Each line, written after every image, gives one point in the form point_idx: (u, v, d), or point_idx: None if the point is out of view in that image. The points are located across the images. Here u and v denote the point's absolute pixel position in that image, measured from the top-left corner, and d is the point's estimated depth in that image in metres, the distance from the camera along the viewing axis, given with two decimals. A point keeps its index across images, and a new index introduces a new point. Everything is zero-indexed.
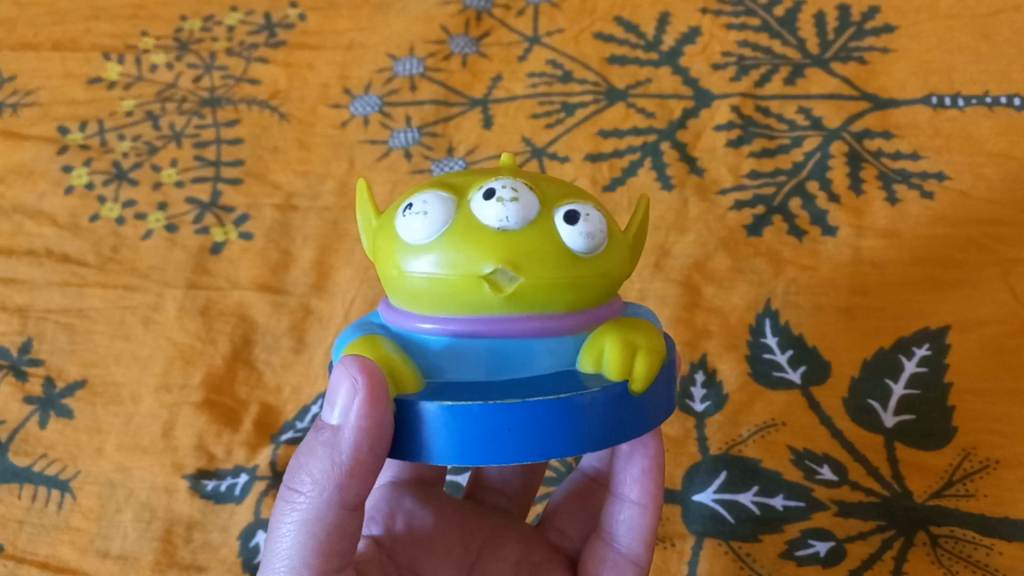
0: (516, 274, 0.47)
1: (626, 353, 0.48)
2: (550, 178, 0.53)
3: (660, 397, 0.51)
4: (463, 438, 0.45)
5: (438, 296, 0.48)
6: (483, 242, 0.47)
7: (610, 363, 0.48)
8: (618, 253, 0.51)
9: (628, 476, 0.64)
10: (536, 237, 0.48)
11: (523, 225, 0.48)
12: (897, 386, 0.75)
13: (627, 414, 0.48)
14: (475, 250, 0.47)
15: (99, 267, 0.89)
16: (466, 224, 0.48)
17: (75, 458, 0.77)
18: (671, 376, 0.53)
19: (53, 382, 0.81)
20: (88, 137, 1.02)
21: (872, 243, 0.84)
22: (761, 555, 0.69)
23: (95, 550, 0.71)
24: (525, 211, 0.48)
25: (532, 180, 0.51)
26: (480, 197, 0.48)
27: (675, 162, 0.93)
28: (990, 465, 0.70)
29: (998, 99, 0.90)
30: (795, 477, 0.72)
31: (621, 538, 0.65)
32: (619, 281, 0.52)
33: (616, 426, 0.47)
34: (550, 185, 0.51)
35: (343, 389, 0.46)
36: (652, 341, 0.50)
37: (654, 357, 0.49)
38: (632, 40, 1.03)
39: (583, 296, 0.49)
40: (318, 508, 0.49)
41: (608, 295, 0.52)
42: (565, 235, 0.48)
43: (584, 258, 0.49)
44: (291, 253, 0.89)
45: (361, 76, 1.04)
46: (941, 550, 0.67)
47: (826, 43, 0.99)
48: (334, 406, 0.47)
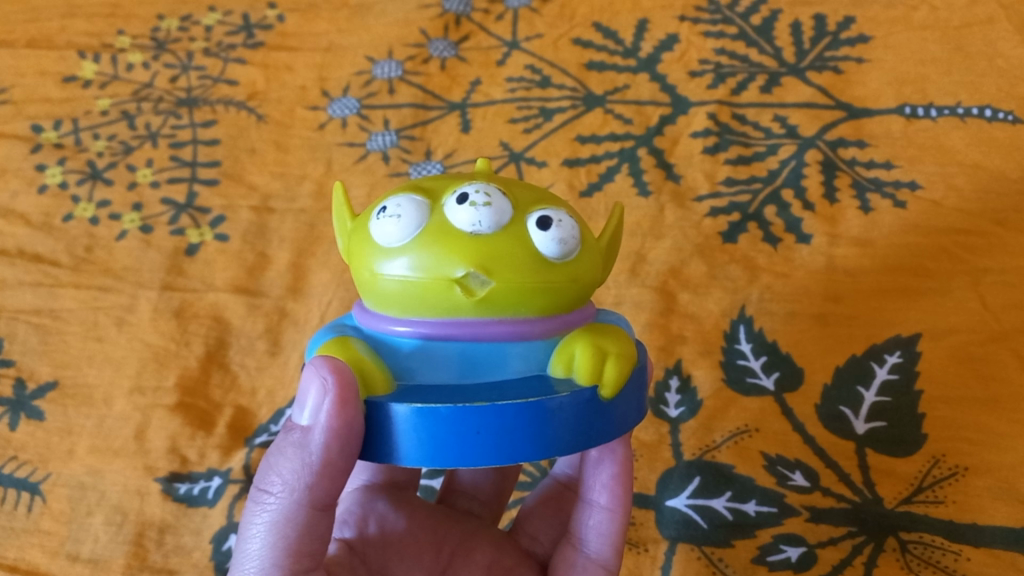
0: (487, 278, 0.47)
1: (596, 357, 0.49)
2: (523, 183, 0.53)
3: (630, 403, 0.51)
4: (432, 441, 0.45)
5: (410, 299, 0.48)
6: (456, 246, 0.47)
7: (581, 367, 0.48)
8: (589, 259, 0.51)
9: (597, 482, 0.64)
10: (508, 241, 0.48)
11: (496, 229, 0.48)
12: (868, 393, 0.76)
13: (596, 419, 0.48)
14: (449, 253, 0.47)
15: (72, 268, 0.88)
16: (439, 229, 0.48)
17: (45, 461, 0.76)
18: (641, 383, 0.53)
19: (24, 383, 0.81)
20: (62, 136, 1.01)
21: (845, 251, 0.85)
22: (733, 560, 0.70)
23: (65, 554, 0.71)
24: (497, 215, 0.48)
25: (505, 185, 0.51)
26: (453, 201, 0.49)
27: (652, 169, 0.93)
28: (958, 471, 0.70)
29: (970, 110, 0.91)
30: (768, 483, 0.73)
31: (590, 543, 0.65)
32: (590, 287, 0.52)
33: (585, 431, 0.47)
34: (524, 190, 0.51)
35: (312, 390, 0.46)
36: (622, 348, 0.50)
37: (624, 364, 0.49)
38: (611, 46, 1.03)
39: (555, 302, 0.49)
40: (288, 509, 0.48)
41: (579, 301, 0.52)
42: (538, 240, 0.48)
43: (556, 263, 0.49)
44: (267, 255, 0.89)
45: (339, 79, 1.03)
46: (910, 556, 0.68)
47: (802, 52, 1.00)
48: (304, 407, 0.47)
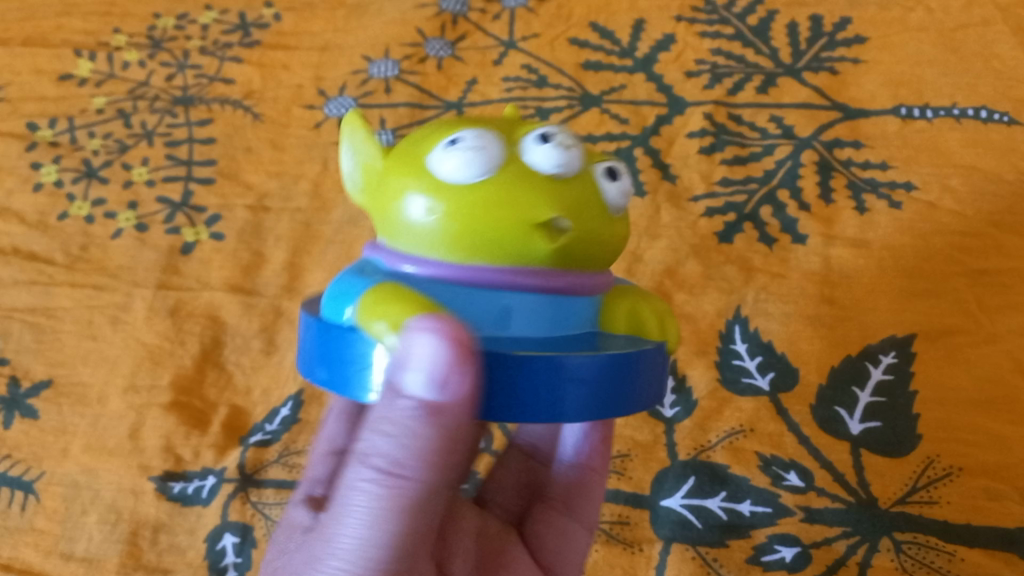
0: (569, 224, 0.47)
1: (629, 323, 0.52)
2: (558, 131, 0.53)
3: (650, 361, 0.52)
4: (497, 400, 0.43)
5: (484, 241, 0.46)
6: (542, 188, 0.46)
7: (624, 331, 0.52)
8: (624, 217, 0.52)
9: (587, 444, 0.69)
10: (581, 187, 0.48)
11: (571, 174, 0.47)
12: (863, 393, 0.76)
13: (642, 374, 0.47)
14: (531, 195, 0.46)
15: (67, 266, 0.88)
16: (519, 169, 0.46)
17: (40, 459, 0.77)
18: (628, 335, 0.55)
19: (18, 382, 0.82)
20: (58, 135, 1.01)
21: (841, 251, 0.85)
22: (728, 559, 0.71)
23: (60, 552, 0.73)
24: (576, 160, 0.47)
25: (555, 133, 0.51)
26: (529, 142, 0.47)
27: (648, 169, 0.93)
28: (953, 471, 0.71)
29: (965, 111, 0.91)
30: (763, 483, 0.73)
31: (578, 507, 0.69)
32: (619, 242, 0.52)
33: (635, 396, 0.47)
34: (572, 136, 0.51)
35: (418, 352, 0.41)
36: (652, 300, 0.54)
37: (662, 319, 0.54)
38: (607, 46, 1.03)
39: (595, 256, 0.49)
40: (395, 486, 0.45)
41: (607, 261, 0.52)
42: (608, 189, 0.49)
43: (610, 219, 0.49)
44: (263, 254, 0.88)
45: (335, 78, 1.03)
46: (904, 557, 0.69)
47: (799, 53, 1.00)
48: (404, 378, 0.42)
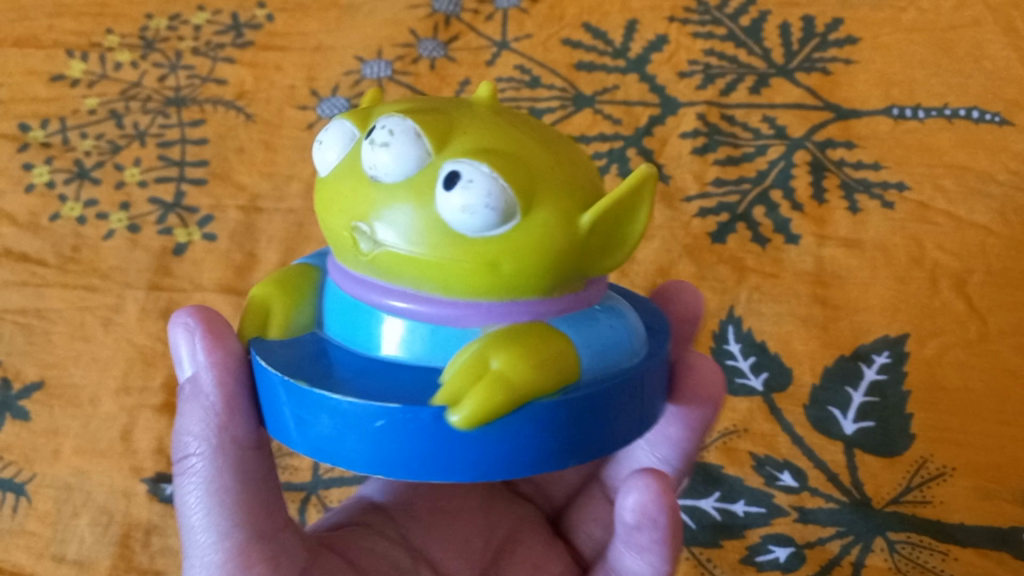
0: (375, 234, 0.43)
1: (480, 367, 0.41)
2: (554, 156, 0.45)
3: (566, 429, 0.43)
4: (341, 435, 0.42)
5: (341, 244, 0.46)
6: (363, 197, 0.44)
7: (455, 380, 0.41)
8: (530, 247, 0.43)
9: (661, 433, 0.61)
10: (407, 191, 0.43)
11: (401, 175, 0.43)
12: (856, 393, 0.76)
13: (471, 443, 0.41)
14: (343, 204, 0.45)
15: (59, 267, 0.88)
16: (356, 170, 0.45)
17: (31, 462, 0.76)
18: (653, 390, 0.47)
19: (9, 383, 0.81)
20: (49, 135, 1.00)
21: (833, 251, 0.85)
22: (722, 560, 0.70)
23: (51, 555, 0.71)
24: (397, 158, 0.42)
25: (479, 135, 0.44)
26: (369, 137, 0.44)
27: (642, 169, 0.93)
28: (946, 472, 0.71)
29: (957, 112, 0.92)
30: (756, 483, 0.73)
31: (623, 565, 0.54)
32: (535, 278, 0.44)
33: (458, 460, 0.41)
34: (489, 140, 0.44)
35: (180, 340, 0.50)
36: (560, 349, 0.42)
37: (555, 370, 0.42)
38: (600, 46, 1.03)
39: (481, 287, 0.43)
40: (212, 463, 0.49)
41: (517, 291, 0.44)
42: (440, 203, 0.42)
43: (450, 259, 0.42)
44: (256, 256, 0.88)
45: (328, 79, 1.03)
46: (898, 556, 0.68)
47: (792, 53, 1.00)
48: (189, 359, 0.50)
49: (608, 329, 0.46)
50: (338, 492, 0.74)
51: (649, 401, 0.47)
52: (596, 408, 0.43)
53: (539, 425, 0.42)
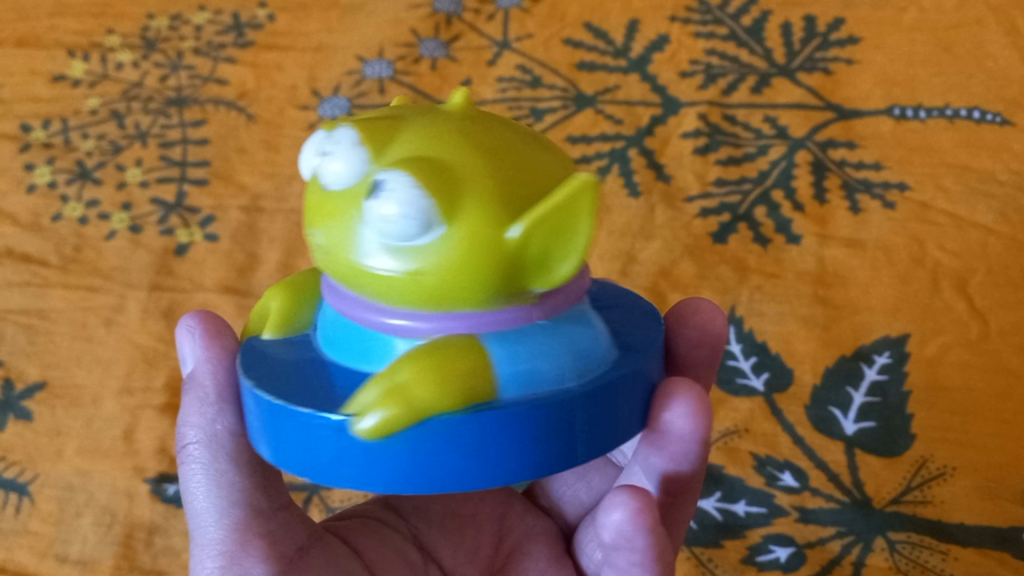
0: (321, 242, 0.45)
1: (389, 376, 0.41)
2: (497, 162, 0.43)
3: (481, 448, 0.41)
4: (279, 440, 0.43)
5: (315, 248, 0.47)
6: (316, 204, 0.45)
7: (368, 386, 0.41)
8: (449, 257, 0.42)
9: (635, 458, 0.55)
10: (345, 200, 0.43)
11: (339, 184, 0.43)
12: (857, 394, 0.76)
13: (380, 453, 0.41)
14: (306, 211, 0.46)
15: (61, 268, 0.88)
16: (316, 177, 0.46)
17: (34, 462, 0.76)
18: (608, 413, 0.44)
19: (11, 383, 0.81)
20: (51, 135, 1.00)
21: (835, 251, 0.85)
22: (723, 560, 0.70)
23: (54, 555, 0.71)
24: (333, 168, 0.43)
25: (419, 142, 0.44)
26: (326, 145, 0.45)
27: (643, 169, 0.93)
28: (947, 471, 0.71)
29: (958, 112, 0.92)
30: (757, 483, 0.73)
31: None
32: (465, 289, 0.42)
33: (372, 469, 0.41)
34: (423, 150, 0.43)
35: (185, 342, 0.54)
36: (472, 365, 0.41)
37: (460, 385, 0.40)
38: (601, 46, 1.03)
39: (408, 297, 0.43)
40: (210, 447, 0.51)
41: (447, 302, 0.43)
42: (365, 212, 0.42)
43: (376, 267, 0.42)
44: (257, 256, 0.88)
45: (329, 78, 1.03)
46: (898, 556, 0.68)
47: (793, 53, 1.00)
48: (190, 362, 0.54)
49: (553, 346, 0.43)
50: (341, 493, 0.75)
51: (604, 425, 0.44)
52: (516, 429, 0.41)
53: (450, 442, 0.41)
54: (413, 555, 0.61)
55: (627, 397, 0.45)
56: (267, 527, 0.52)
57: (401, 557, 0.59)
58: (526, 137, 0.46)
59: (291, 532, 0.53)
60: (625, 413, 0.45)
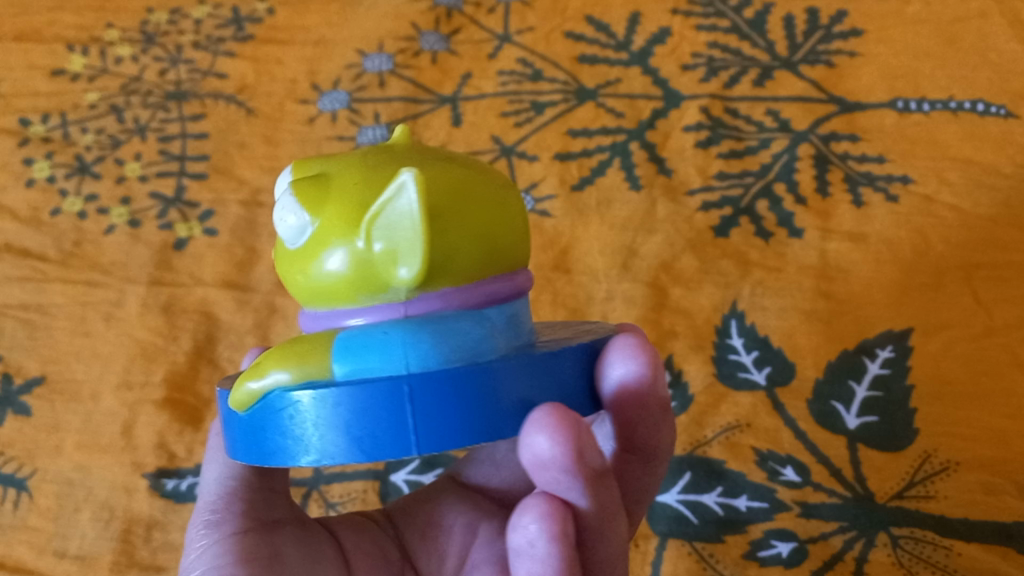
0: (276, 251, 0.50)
1: (263, 357, 0.45)
2: (373, 173, 0.45)
3: (312, 422, 0.42)
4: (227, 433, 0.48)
5: None
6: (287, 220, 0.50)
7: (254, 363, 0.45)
8: (319, 250, 0.44)
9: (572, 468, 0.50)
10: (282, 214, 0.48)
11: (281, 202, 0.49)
12: (860, 388, 0.76)
13: (253, 427, 0.45)
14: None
15: (59, 262, 0.88)
16: None
17: (33, 457, 0.76)
18: (453, 409, 0.41)
19: (10, 378, 0.81)
20: (50, 130, 1.00)
21: (838, 246, 0.84)
22: (725, 556, 0.70)
23: (53, 550, 0.72)
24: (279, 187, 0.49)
25: (334, 161, 0.47)
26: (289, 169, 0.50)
27: (644, 163, 0.93)
28: (951, 466, 0.71)
29: (962, 104, 0.91)
30: (758, 478, 0.73)
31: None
32: (336, 284, 0.44)
33: (252, 443, 0.45)
34: (338, 163, 0.47)
35: None
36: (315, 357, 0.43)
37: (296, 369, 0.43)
38: (602, 39, 1.03)
39: (308, 295, 0.46)
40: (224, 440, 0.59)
41: (331, 300, 0.45)
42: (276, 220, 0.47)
43: (285, 268, 0.47)
44: (257, 250, 0.88)
45: (330, 72, 1.03)
46: (901, 552, 0.68)
47: (796, 46, 0.99)
48: None
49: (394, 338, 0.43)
50: (340, 488, 0.75)
51: (443, 416, 0.41)
52: (341, 410, 0.42)
53: (292, 416, 0.43)
54: (393, 554, 0.60)
55: (487, 398, 0.42)
56: (251, 497, 0.57)
57: (379, 550, 0.59)
58: (443, 156, 0.47)
59: (273, 508, 0.57)
60: (507, 404, 0.42)
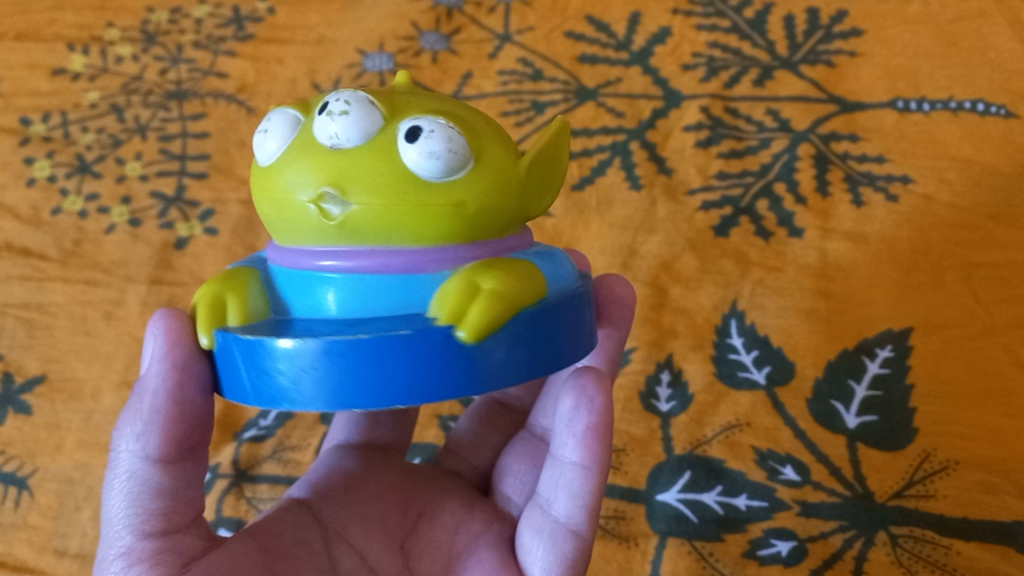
0: (343, 199, 0.43)
1: (464, 298, 0.43)
2: (475, 116, 0.48)
3: (524, 347, 0.44)
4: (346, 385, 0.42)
5: (289, 222, 0.46)
6: (317, 164, 0.44)
7: (447, 309, 0.43)
8: (487, 181, 0.46)
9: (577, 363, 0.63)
10: (371, 153, 0.44)
11: (361, 142, 0.44)
12: (859, 387, 0.76)
13: (462, 365, 0.43)
14: (296, 180, 0.45)
15: (61, 262, 0.88)
16: (304, 145, 0.45)
17: (33, 455, 0.77)
18: (584, 322, 0.49)
19: (11, 377, 0.81)
20: (51, 129, 1.00)
21: (838, 245, 0.85)
22: (724, 555, 0.70)
23: (53, 549, 0.72)
24: (361, 125, 0.44)
25: (416, 104, 0.47)
26: (318, 114, 0.45)
27: (644, 162, 0.93)
28: (949, 465, 0.71)
29: (962, 104, 0.91)
30: (758, 477, 0.73)
31: (559, 507, 0.54)
32: (493, 215, 0.47)
33: (446, 381, 0.42)
34: (429, 105, 0.47)
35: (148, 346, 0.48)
36: (518, 282, 0.44)
37: (515, 284, 0.44)
38: (603, 39, 1.03)
39: (441, 228, 0.45)
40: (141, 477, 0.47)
41: (471, 233, 0.46)
42: (406, 156, 0.44)
43: (417, 208, 0.44)
44: (257, 249, 0.88)
45: (331, 71, 1.03)
46: (900, 550, 0.68)
47: (796, 46, 0.99)
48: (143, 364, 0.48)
49: (549, 261, 0.49)
50: None
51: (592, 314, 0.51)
52: (558, 318, 0.46)
53: (513, 345, 0.44)
54: (316, 544, 0.56)
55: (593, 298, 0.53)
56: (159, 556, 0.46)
57: (295, 525, 0.56)
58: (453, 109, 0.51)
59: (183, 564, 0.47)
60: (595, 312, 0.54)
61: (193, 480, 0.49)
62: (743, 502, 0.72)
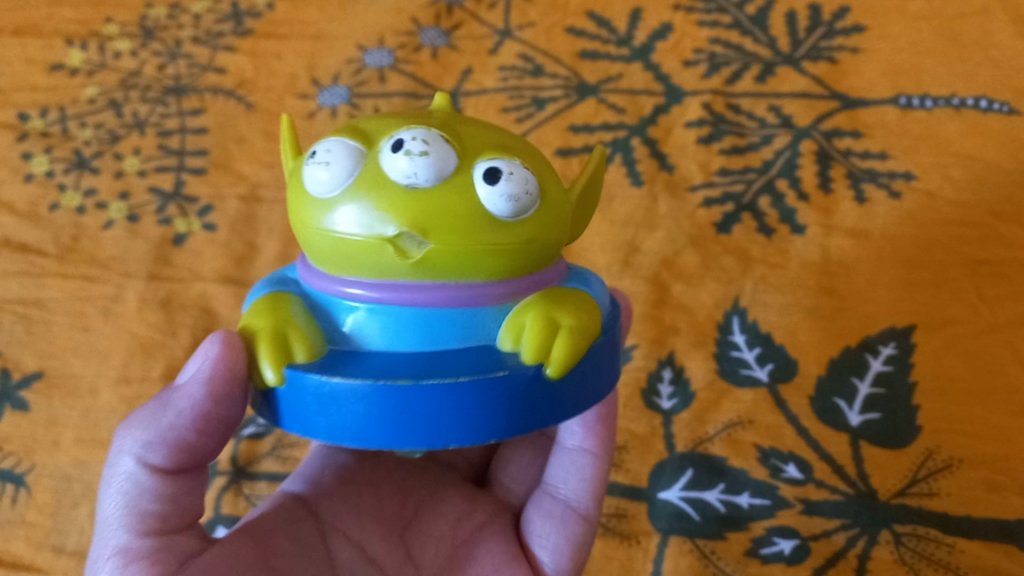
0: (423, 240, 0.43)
1: (545, 334, 0.44)
2: (526, 143, 0.48)
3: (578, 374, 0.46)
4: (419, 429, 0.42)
5: (348, 254, 0.44)
6: (393, 202, 0.43)
7: (526, 345, 0.44)
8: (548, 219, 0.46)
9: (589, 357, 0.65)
10: (450, 195, 0.43)
11: (437, 181, 0.43)
12: (862, 384, 0.76)
13: (538, 401, 0.44)
14: (366, 212, 0.43)
15: (58, 257, 0.87)
16: (370, 177, 0.43)
17: (30, 452, 0.76)
18: (620, 346, 0.51)
19: (7, 373, 0.80)
20: (49, 125, 1.00)
21: (840, 242, 0.84)
22: (726, 553, 0.70)
23: (50, 546, 0.71)
24: (439, 165, 0.43)
25: (479, 136, 0.46)
26: (388, 149, 0.43)
27: (646, 158, 0.92)
28: (953, 464, 0.70)
29: (965, 100, 0.91)
30: (761, 475, 0.72)
31: (569, 493, 0.63)
32: (547, 248, 0.46)
33: (522, 417, 0.44)
34: (493, 138, 0.46)
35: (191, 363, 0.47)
36: (581, 319, 0.45)
37: (581, 320, 0.45)
38: (604, 34, 1.02)
39: (505, 265, 0.45)
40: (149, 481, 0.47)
41: (529, 265, 0.46)
42: (483, 198, 0.43)
43: (489, 247, 0.44)
44: (256, 246, 0.88)
45: (330, 67, 1.02)
46: (904, 549, 0.68)
47: (797, 42, 0.98)
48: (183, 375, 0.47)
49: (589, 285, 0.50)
50: None
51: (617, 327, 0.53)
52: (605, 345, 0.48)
53: (574, 377, 0.46)
54: (313, 539, 0.57)
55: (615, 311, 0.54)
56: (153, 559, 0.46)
57: (285, 515, 0.57)
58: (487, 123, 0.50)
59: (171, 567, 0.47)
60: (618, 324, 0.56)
61: (193, 489, 0.50)
62: (744, 501, 0.71)
